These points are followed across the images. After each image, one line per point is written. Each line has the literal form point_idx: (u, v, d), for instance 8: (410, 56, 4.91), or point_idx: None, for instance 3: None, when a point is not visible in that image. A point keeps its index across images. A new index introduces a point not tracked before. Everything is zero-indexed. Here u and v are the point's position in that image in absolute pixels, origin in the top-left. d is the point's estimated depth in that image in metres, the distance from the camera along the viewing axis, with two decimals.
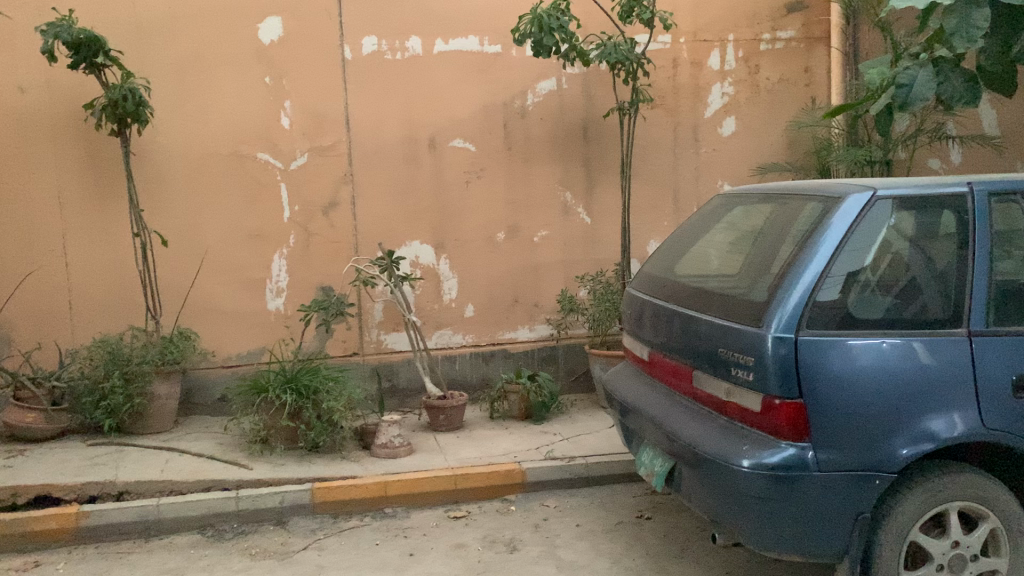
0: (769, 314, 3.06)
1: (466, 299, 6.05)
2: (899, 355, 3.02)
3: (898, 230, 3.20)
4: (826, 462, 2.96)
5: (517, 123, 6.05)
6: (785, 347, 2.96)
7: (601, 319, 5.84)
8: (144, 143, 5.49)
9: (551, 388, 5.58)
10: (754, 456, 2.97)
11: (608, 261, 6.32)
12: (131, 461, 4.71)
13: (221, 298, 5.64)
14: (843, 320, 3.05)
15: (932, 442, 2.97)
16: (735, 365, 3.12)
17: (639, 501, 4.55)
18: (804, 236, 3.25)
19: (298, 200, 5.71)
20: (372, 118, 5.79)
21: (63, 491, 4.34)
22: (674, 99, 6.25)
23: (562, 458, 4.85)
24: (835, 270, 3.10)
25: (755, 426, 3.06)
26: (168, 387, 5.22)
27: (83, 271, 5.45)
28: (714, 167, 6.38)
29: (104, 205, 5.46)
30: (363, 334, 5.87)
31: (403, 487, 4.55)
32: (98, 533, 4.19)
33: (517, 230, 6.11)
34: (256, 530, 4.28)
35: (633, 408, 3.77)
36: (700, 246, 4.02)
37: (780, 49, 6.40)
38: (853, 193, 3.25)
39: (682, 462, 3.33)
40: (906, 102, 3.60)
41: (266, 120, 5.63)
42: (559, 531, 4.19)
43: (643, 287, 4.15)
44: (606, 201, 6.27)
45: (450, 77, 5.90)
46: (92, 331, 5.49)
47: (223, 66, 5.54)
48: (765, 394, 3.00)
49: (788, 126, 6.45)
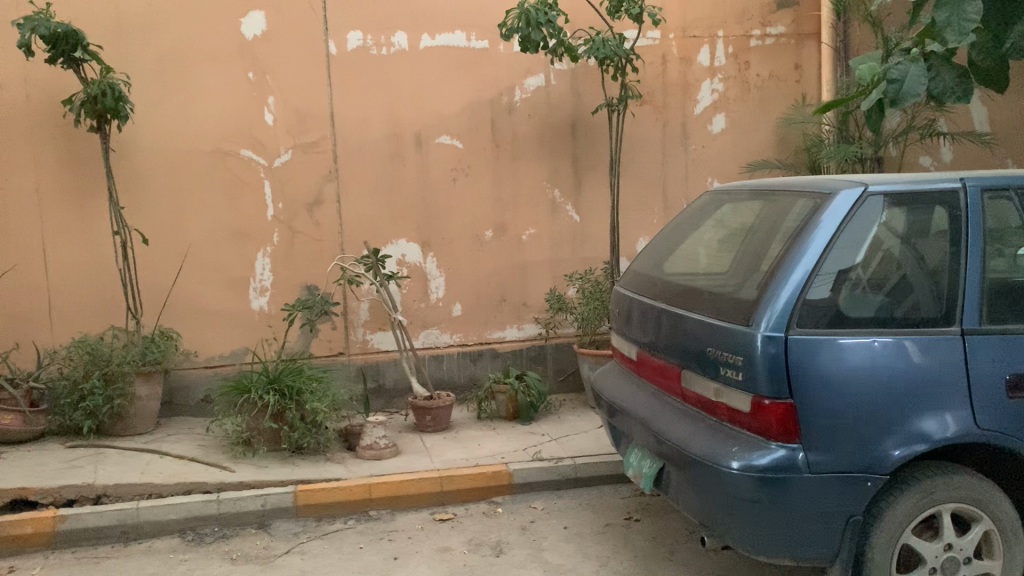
0: (759, 313, 3.00)
1: (453, 298, 5.98)
2: (891, 354, 2.96)
3: (889, 227, 3.15)
4: (816, 464, 2.90)
5: (504, 120, 5.97)
6: (775, 346, 2.90)
7: (590, 317, 5.77)
8: (124, 140, 5.39)
9: (539, 388, 5.52)
10: (743, 458, 2.91)
11: (597, 260, 6.25)
12: (110, 463, 4.61)
13: (203, 297, 5.54)
14: (834, 319, 2.99)
15: (924, 443, 2.92)
16: (724, 365, 3.05)
17: (628, 503, 4.48)
18: (794, 232, 3.19)
19: (281, 197, 5.62)
20: (357, 114, 5.70)
21: (39, 494, 4.23)
22: (663, 96, 6.19)
23: (550, 459, 4.78)
24: (826, 268, 3.05)
25: (744, 427, 3.00)
26: (149, 388, 5.11)
27: (62, 270, 5.35)
28: (704, 165, 6.32)
29: (83, 202, 5.35)
30: (349, 333, 5.78)
31: (387, 489, 4.47)
32: (75, 538, 4.09)
33: (505, 228, 6.03)
34: (237, 534, 4.19)
35: (620, 408, 3.70)
36: (688, 243, 3.96)
37: (770, 45, 6.34)
38: (844, 189, 3.19)
39: (670, 463, 3.26)
40: (897, 98, 3.55)
41: (249, 116, 5.54)
42: (546, 534, 4.13)
43: (631, 285, 4.08)
44: (595, 199, 6.20)
45: (436, 73, 5.82)
46: (71, 331, 5.38)
47: (205, 62, 5.45)
48: (754, 394, 2.93)
49: (777, 123, 6.40)
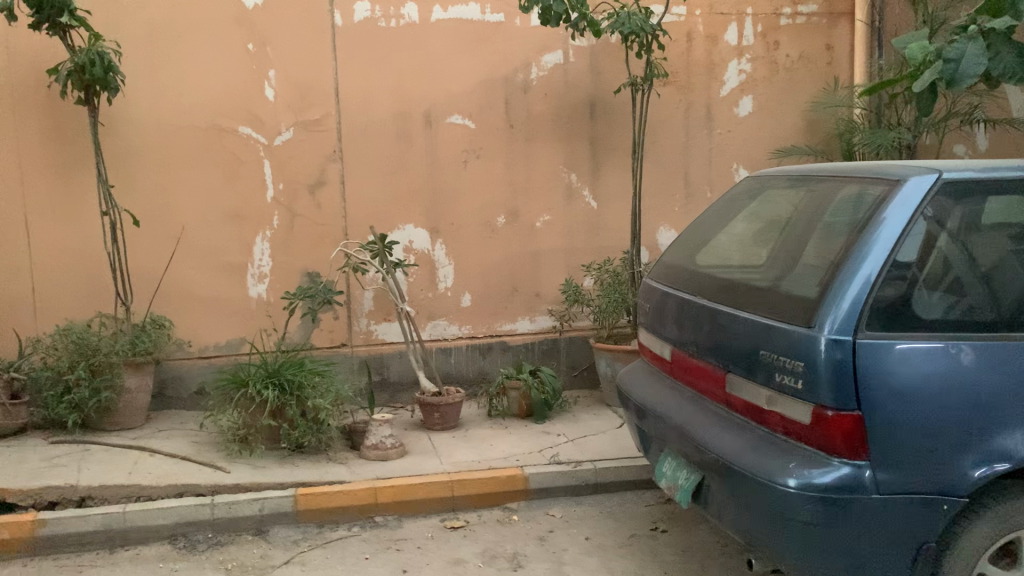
0: (821, 313, 2.68)
1: (462, 287, 5.65)
2: (961, 363, 2.64)
3: (955, 220, 2.83)
4: (885, 483, 2.60)
5: (519, 99, 5.63)
6: (841, 351, 2.59)
7: (607, 310, 5.44)
8: (113, 113, 5.03)
9: (554, 385, 5.21)
10: (801, 476, 2.61)
11: (615, 249, 5.92)
12: (95, 462, 4.27)
13: (198, 284, 5.21)
14: (902, 321, 2.68)
15: (1007, 462, 2.60)
16: (780, 371, 2.74)
17: (652, 511, 4.19)
18: (857, 224, 2.87)
19: (282, 178, 5.27)
20: (363, 91, 5.35)
21: (18, 496, 3.91)
22: (688, 76, 5.85)
23: (568, 463, 4.47)
24: (894, 264, 2.73)
25: (802, 440, 2.69)
26: (139, 380, 4.78)
27: (47, 252, 5.00)
28: (729, 150, 5.98)
29: (69, 180, 5.00)
30: (352, 324, 5.45)
31: (394, 494, 4.16)
32: (56, 543, 3.77)
33: (517, 214, 5.70)
34: (233, 541, 3.87)
35: (652, 412, 3.38)
36: (725, 234, 3.63)
37: (801, 24, 5.99)
38: (914, 176, 2.87)
39: (713, 476, 2.96)
40: (953, 79, 3.31)
41: (248, 91, 5.18)
42: (566, 546, 3.82)
43: (662, 278, 3.75)
44: (614, 185, 5.87)
45: (447, 47, 5.46)
46: (56, 318, 5.04)
47: (201, 31, 5.08)
48: (815, 405, 2.63)
49: (807, 107, 6.06)
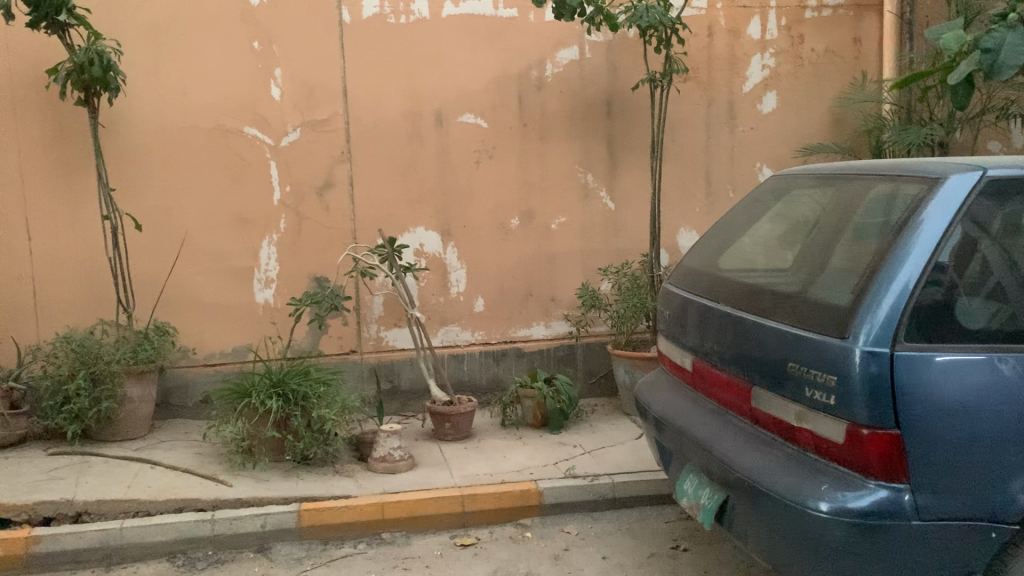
0: (856, 322, 2.47)
1: (475, 292, 5.47)
2: (1006, 377, 2.41)
3: (996, 220, 2.60)
4: (925, 508, 2.38)
5: (533, 96, 5.44)
6: (878, 364, 2.37)
7: (626, 315, 5.25)
8: (116, 114, 4.91)
9: (570, 394, 5.01)
10: (834, 499, 2.41)
11: (633, 251, 5.71)
12: (93, 475, 4.14)
13: (202, 289, 5.07)
14: (942, 331, 2.46)
15: None
16: (811, 385, 2.53)
17: (673, 528, 4.00)
18: (893, 225, 2.65)
19: (289, 180, 5.12)
20: (372, 89, 5.19)
21: (12, 512, 3.78)
22: (709, 72, 5.64)
23: (584, 477, 4.28)
24: (934, 268, 2.51)
25: (835, 459, 2.48)
26: (141, 389, 4.65)
27: (48, 258, 4.88)
28: (752, 148, 5.76)
29: (70, 183, 4.88)
30: (361, 330, 5.29)
31: (402, 509, 3.98)
32: (50, 562, 3.63)
33: (532, 216, 5.51)
34: (233, 559, 3.72)
35: (673, 426, 3.17)
36: (749, 236, 3.41)
37: (827, 16, 5.75)
38: (956, 173, 2.64)
39: (737, 497, 2.75)
40: (992, 70, 3.08)
41: (254, 91, 5.04)
42: (582, 565, 3.63)
43: (682, 283, 3.54)
44: (632, 185, 5.66)
45: (459, 44, 5.28)
46: (58, 325, 4.93)
47: (205, 29, 4.95)
48: (849, 422, 2.41)
49: (834, 103, 5.82)
